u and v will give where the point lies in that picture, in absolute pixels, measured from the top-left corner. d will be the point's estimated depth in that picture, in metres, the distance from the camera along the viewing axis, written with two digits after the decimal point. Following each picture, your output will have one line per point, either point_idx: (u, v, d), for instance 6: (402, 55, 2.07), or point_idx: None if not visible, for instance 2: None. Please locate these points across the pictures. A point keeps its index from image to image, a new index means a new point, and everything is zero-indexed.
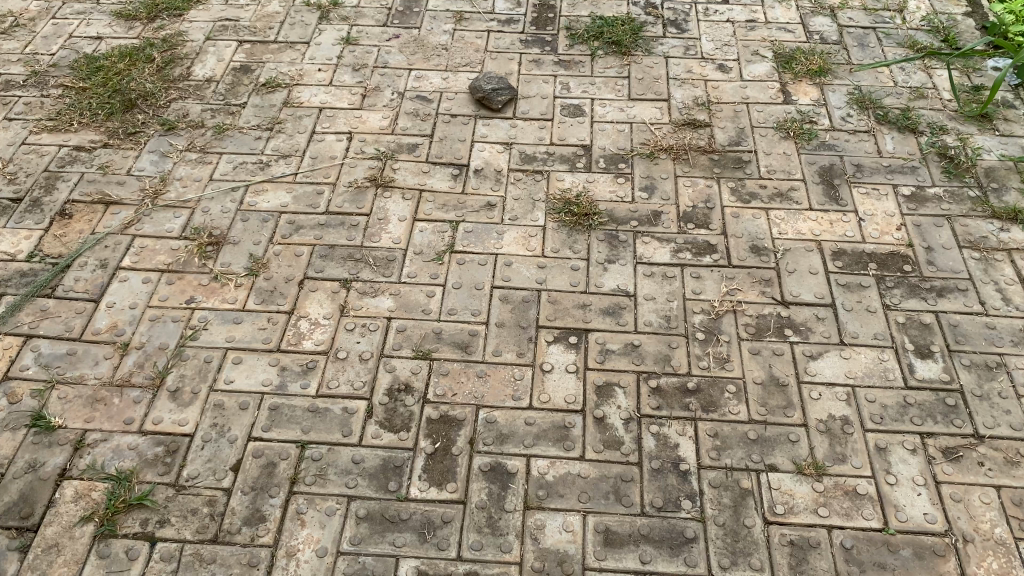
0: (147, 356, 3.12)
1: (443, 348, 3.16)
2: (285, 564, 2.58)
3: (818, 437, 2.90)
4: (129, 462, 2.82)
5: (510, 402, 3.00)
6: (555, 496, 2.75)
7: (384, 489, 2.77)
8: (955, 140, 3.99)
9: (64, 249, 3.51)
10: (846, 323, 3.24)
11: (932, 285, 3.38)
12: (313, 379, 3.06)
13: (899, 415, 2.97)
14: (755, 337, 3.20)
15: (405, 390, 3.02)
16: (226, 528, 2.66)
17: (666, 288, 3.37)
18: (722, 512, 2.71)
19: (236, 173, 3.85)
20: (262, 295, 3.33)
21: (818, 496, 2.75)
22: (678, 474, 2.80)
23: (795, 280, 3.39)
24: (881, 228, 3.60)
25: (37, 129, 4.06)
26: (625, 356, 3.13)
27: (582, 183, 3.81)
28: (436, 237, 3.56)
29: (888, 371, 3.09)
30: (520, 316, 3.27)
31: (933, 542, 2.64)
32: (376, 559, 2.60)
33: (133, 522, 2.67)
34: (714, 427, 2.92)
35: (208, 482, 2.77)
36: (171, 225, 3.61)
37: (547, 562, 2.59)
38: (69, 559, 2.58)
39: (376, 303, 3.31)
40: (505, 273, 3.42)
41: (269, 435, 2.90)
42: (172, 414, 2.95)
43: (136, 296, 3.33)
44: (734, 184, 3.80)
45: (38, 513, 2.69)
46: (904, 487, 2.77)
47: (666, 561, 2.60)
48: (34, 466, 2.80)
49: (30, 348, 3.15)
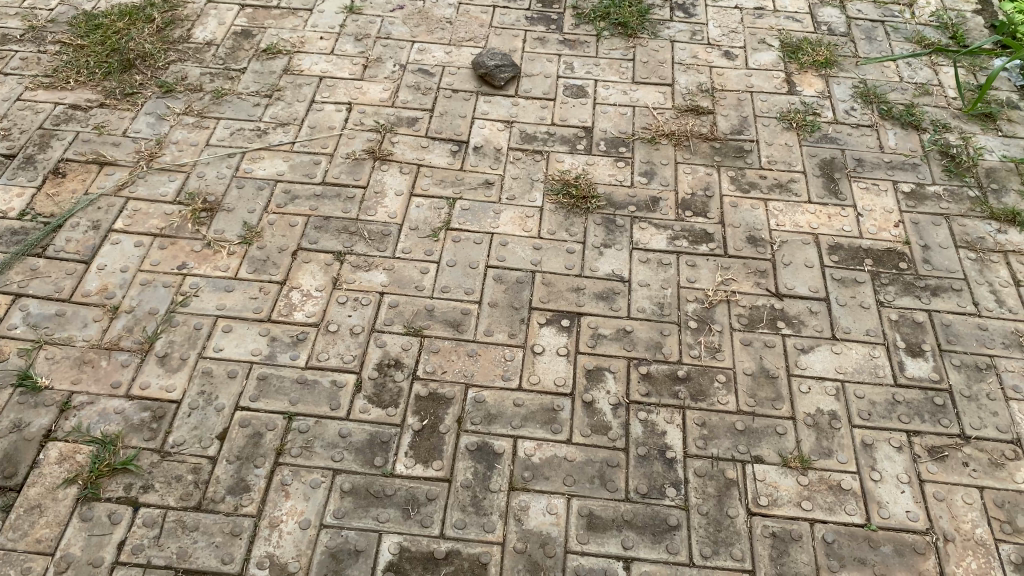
0: (137, 320, 3.10)
1: (434, 325, 3.15)
2: (268, 535, 2.58)
3: (805, 430, 2.91)
4: (115, 426, 2.81)
5: (499, 381, 2.99)
6: (540, 478, 2.75)
7: (370, 464, 2.76)
8: (958, 138, 3.97)
9: (56, 208, 3.47)
10: (839, 318, 3.24)
11: (927, 283, 3.38)
12: (303, 351, 3.04)
13: (886, 412, 2.97)
14: (748, 328, 3.19)
15: (395, 366, 3.02)
16: (210, 497, 2.65)
17: (661, 275, 3.36)
18: (706, 502, 2.71)
19: (233, 139, 3.81)
20: (255, 264, 3.31)
21: (802, 490, 2.76)
22: (664, 461, 2.81)
23: (791, 273, 3.39)
24: (879, 224, 3.59)
25: (32, 85, 4.00)
26: (617, 341, 3.13)
27: (581, 165, 3.79)
28: (432, 213, 3.54)
29: (877, 368, 3.09)
30: (513, 297, 3.26)
31: (914, 540, 2.65)
32: (359, 533, 2.60)
33: (116, 487, 2.66)
34: (702, 416, 2.92)
35: (193, 450, 2.76)
36: (165, 189, 3.58)
37: (530, 544, 2.60)
38: (51, 521, 2.57)
39: (370, 277, 3.29)
40: (500, 253, 3.40)
41: (257, 405, 2.89)
42: (159, 380, 2.93)
43: (127, 259, 3.30)
44: (734, 173, 3.78)
45: (22, 472, 2.68)
46: (888, 484, 2.78)
47: (648, 547, 2.61)
48: (19, 425, 2.79)
49: (19, 307, 3.13)
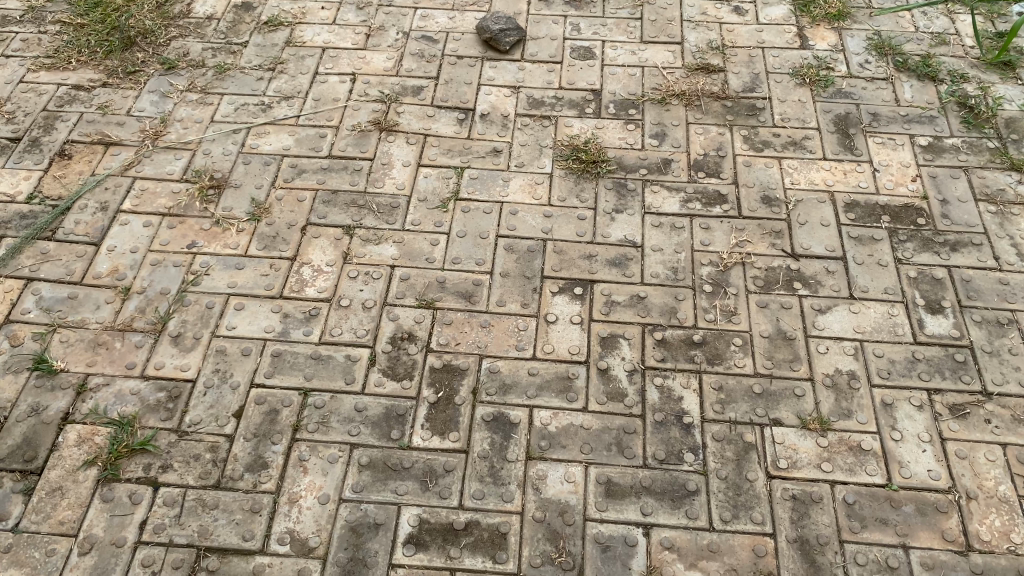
0: (149, 301, 3.10)
1: (447, 297, 3.13)
2: (288, 511, 2.60)
3: (824, 391, 2.87)
4: (132, 407, 2.81)
5: (514, 352, 2.97)
6: (557, 446, 2.74)
7: (387, 437, 2.76)
8: (976, 89, 3.87)
9: (64, 191, 3.46)
10: (857, 277, 3.19)
11: (947, 238, 3.32)
12: (316, 326, 3.03)
13: (906, 370, 2.93)
14: (764, 290, 3.15)
15: (408, 339, 3.00)
16: (229, 474, 2.66)
17: (675, 239, 3.31)
18: (725, 466, 2.70)
19: (237, 114, 3.77)
20: (264, 241, 3.29)
21: (822, 451, 2.73)
22: (681, 427, 2.79)
23: (807, 232, 3.33)
24: (896, 179, 3.52)
25: (34, 67, 3.96)
26: (631, 308, 3.09)
27: (591, 129, 3.73)
28: (440, 183, 3.50)
29: (896, 327, 3.05)
30: (525, 266, 3.23)
31: (937, 499, 2.63)
32: (378, 507, 2.61)
33: (136, 467, 2.67)
34: (719, 380, 2.89)
35: (210, 428, 2.77)
36: (172, 167, 3.55)
37: (548, 513, 2.60)
38: (73, 503, 2.59)
39: (380, 251, 3.27)
40: (510, 222, 3.37)
41: (272, 382, 2.88)
42: (173, 360, 2.93)
43: (136, 239, 3.29)
44: (747, 132, 3.71)
45: (42, 455, 2.70)
46: (909, 444, 2.75)
47: (668, 513, 2.60)
48: (37, 409, 2.80)
49: (32, 291, 3.13)
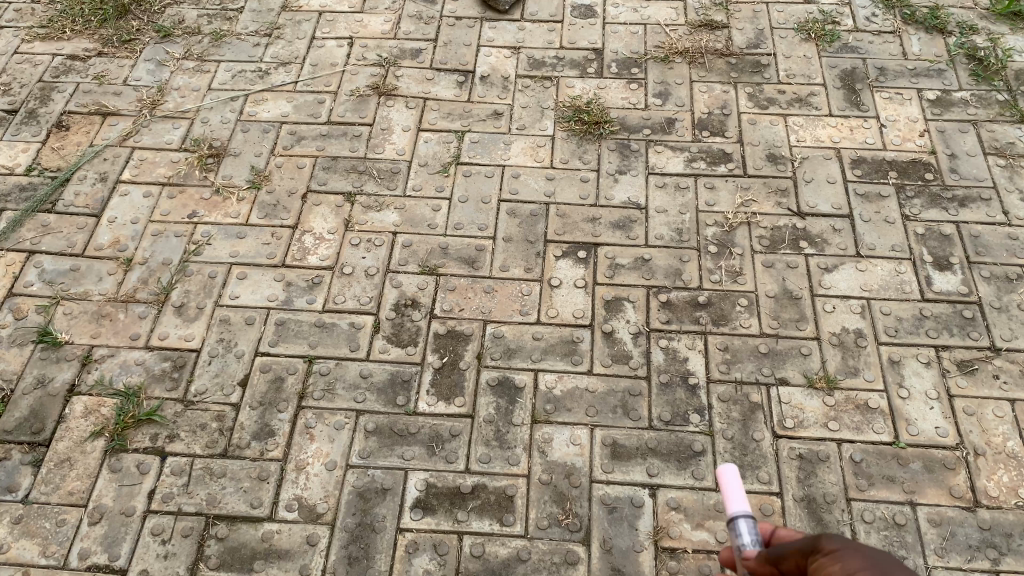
0: (151, 271, 3.09)
1: (450, 263, 3.11)
2: (295, 478, 2.61)
3: (831, 350, 2.86)
4: (137, 378, 2.82)
5: (518, 317, 2.96)
6: (562, 410, 2.74)
7: (392, 403, 2.76)
8: (985, 40, 3.79)
9: (63, 162, 3.43)
10: (863, 234, 3.16)
11: (955, 194, 3.27)
12: (319, 295, 3.02)
13: (914, 328, 2.91)
14: (770, 249, 3.12)
15: (412, 306, 2.99)
16: (236, 443, 2.67)
17: (679, 200, 3.28)
18: (731, 426, 2.69)
19: (235, 82, 3.73)
20: (265, 209, 3.27)
21: (829, 410, 2.72)
22: (687, 388, 2.78)
23: (813, 190, 3.29)
24: (903, 135, 3.47)
25: (29, 37, 3.92)
26: (635, 270, 3.07)
27: (593, 90, 3.67)
28: (440, 148, 3.47)
29: (904, 284, 3.02)
30: (528, 230, 3.20)
31: (944, 456, 2.62)
32: (385, 472, 2.61)
33: (143, 437, 2.68)
34: (725, 340, 2.88)
35: (216, 397, 2.77)
36: (170, 137, 3.52)
37: (555, 475, 2.60)
38: (82, 473, 2.61)
39: (381, 217, 3.24)
40: (513, 185, 3.33)
41: (277, 350, 2.88)
42: (177, 330, 2.93)
43: (137, 210, 3.27)
44: (752, 89, 3.65)
45: (49, 427, 2.71)
46: (916, 401, 2.74)
47: (674, 474, 2.60)
48: (43, 381, 2.81)
49: (34, 264, 3.12)
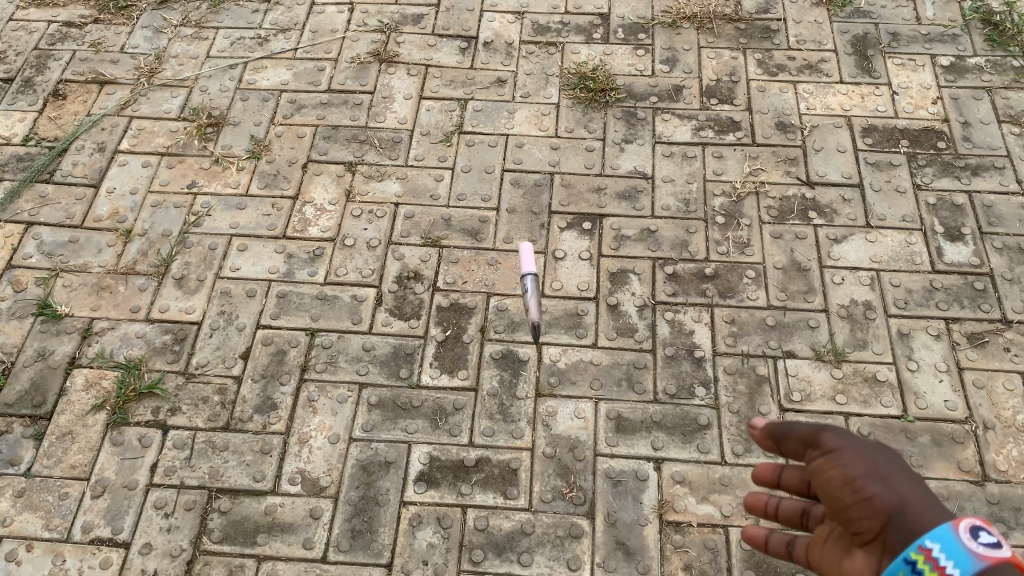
0: (151, 243, 3.05)
1: (453, 234, 3.06)
2: (298, 451, 2.59)
3: (839, 322, 2.82)
4: (138, 350, 2.79)
5: (522, 289, 2.92)
6: (566, 383, 2.71)
7: (395, 376, 2.73)
8: (1001, 4, 3.70)
9: (60, 132, 3.39)
10: (874, 205, 3.10)
11: (968, 162, 3.21)
12: (321, 267, 2.98)
13: (924, 300, 2.87)
14: (778, 220, 3.07)
15: (415, 278, 2.95)
16: (238, 416, 2.65)
17: (686, 169, 3.22)
18: (737, 399, 2.66)
19: (234, 49, 3.66)
20: (265, 180, 3.22)
21: (837, 383, 2.69)
22: (693, 361, 2.75)
23: (823, 159, 3.23)
24: (916, 102, 3.40)
25: (23, 3, 3.84)
26: (641, 242, 3.02)
27: (598, 56, 3.60)
28: (443, 116, 3.40)
29: (914, 256, 2.97)
30: (532, 201, 3.15)
31: (953, 430, 2.60)
32: (388, 445, 2.60)
33: (144, 410, 2.67)
34: (731, 313, 2.84)
35: (217, 370, 2.75)
36: (169, 106, 3.47)
37: (559, 449, 2.58)
38: (84, 447, 2.60)
39: (383, 187, 3.19)
40: (517, 155, 3.28)
41: (278, 323, 2.85)
42: (178, 302, 2.90)
43: (136, 180, 3.23)
44: (761, 56, 3.57)
45: (51, 401, 2.69)
46: (925, 374, 2.71)
47: (679, 448, 2.58)
48: (44, 354, 2.79)
49: (33, 235, 3.08)
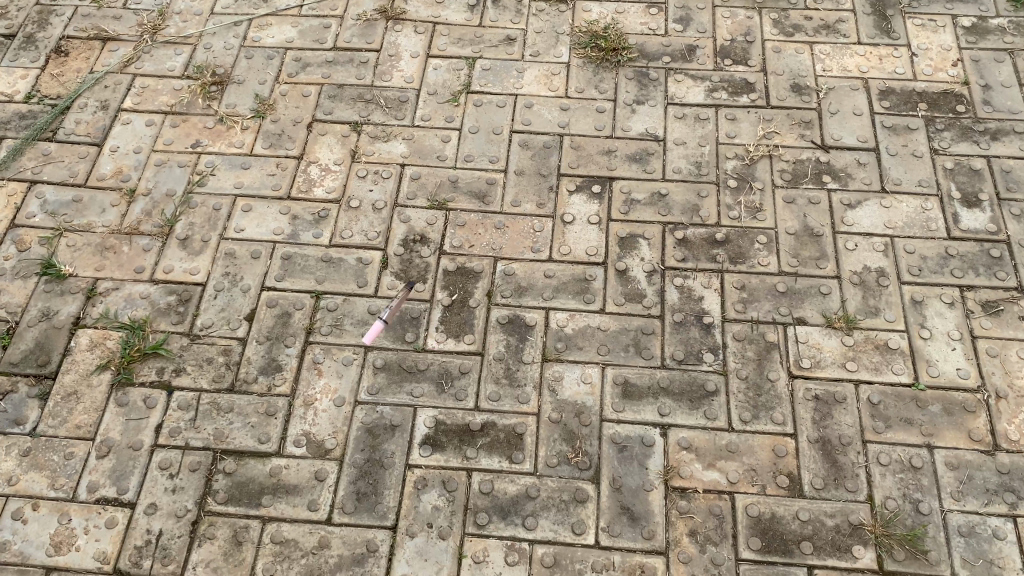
0: (155, 203, 3.02)
1: (459, 197, 3.02)
2: (303, 414, 2.58)
3: (851, 289, 2.77)
4: (142, 311, 2.78)
5: (529, 254, 2.88)
6: (573, 348, 2.68)
7: (401, 339, 2.71)
8: None
9: (63, 90, 3.34)
10: (889, 169, 3.04)
11: (987, 127, 3.14)
12: (326, 229, 2.95)
13: (938, 267, 2.82)
14: (792, 184, 3.01)
15: (421, 241, 2.91)
16: (243, 378, 2.64)
17: (698, 132, 3.15)
18: (746, 366, 2.63)
19: (238, 6, 3.59)
20: (270, 139, 3.17)
21: (847, 351, 2.65)
22: (701, 327, 2.71)
23: (838, 122, 3.16)
24: (935, 64, 3.31)
25: None
26: (651, 206, 2.97)
27: (610, 15, 3.51)
28: (450, 75, 3.34)
29: (930, 222, 2.91)
30: (541, 163, 3.10)
31: (965, 399, 2.56)
32: (393, 409, 2.58)
33: (149, 371, 2.66)
34: (742, 279, 2.80)
35: (222, 332, 2.73)
36: (172, 63, 3.41)
37: (565, 414, 2.56)
38: (88, 407, 2.59)
39: (389, 148, 3.14)
40: (525, 116, 3.22)
41: (283, 285, 2.83)
42: (182, 263, 2.88)
43: (139, 139, 3.19)
44: (777, 15, 3.48)
45: (55, 361, 2.68)
46: (938, 342, 2.67)
47: (686, 414, 2.56)
48: (48, 314, 2.77)
49: (36, 194, 3.05)
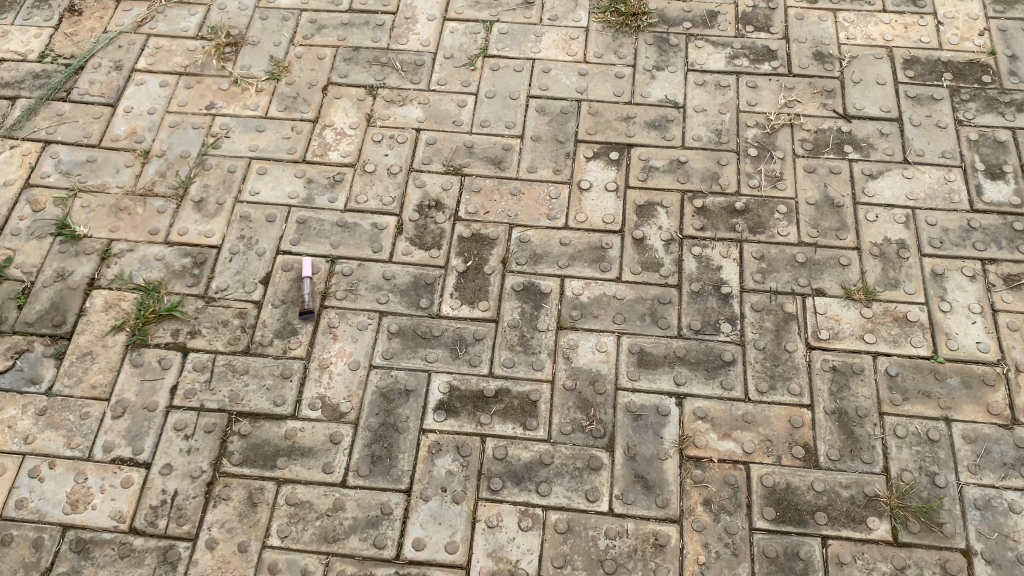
0: (170, 165, 3.00)
1: (475, 163, 2.99)
2: (318, 377, 2.57)
3: (871, 261, 2.74)
4: (157, 273, 2.77)
5: (545, 221, 2.86)
6: (589, 316, 2.67)
7: (416, 305, 2.70)
8: None
9: (76, 49, 3.31)
10: (912, 140, 2.99)
11: (1013, 98, 3.08)
12: (341, 193, 2.92)
13: (960, 239, 2.78)
14: (813, 154, 2.97)
15: (436, 207, 2.89)
16: (258, 341, 2.64)
17: (718, 99, 3.11)
18: (764, 336, 2.61)
19: None
20: (285, 102, 3.14)
21: (866, 322, 2.63)
22: (719, 297, 2.69)
23: (861, 91, 3.11)
24: (962, 33, 3.25)
25: None
26: (669, 174, 2.94)
27: None
28: (467, 39, 3.29)
29: (952, 194, 2.87)
30: (558, 129, 3.06)
31: (984, 372, 2.54)
32: (408, 374, 2.58)
33: (164, 333, 2.65)
34: (760, 249, 2.77)
35: (237, 295, 2.73)
36: (186, 24, 3.37)
37: (579, 382, 2.55)
38: (104, 368, 2.59)
39: (405, 113, 3.11)
40: (543, 81, 3.17)
41: (298, 249, 2.81)
42: (197, 225, 2.86)
43: (153, 100, 3.16)
44: None
45: (70, 321, 2.68)
46: (958, 315, 2.64)
47: (702, 383, 2.54)
48: (63, 275, 2.77)
49: (50, 155, 3.04)
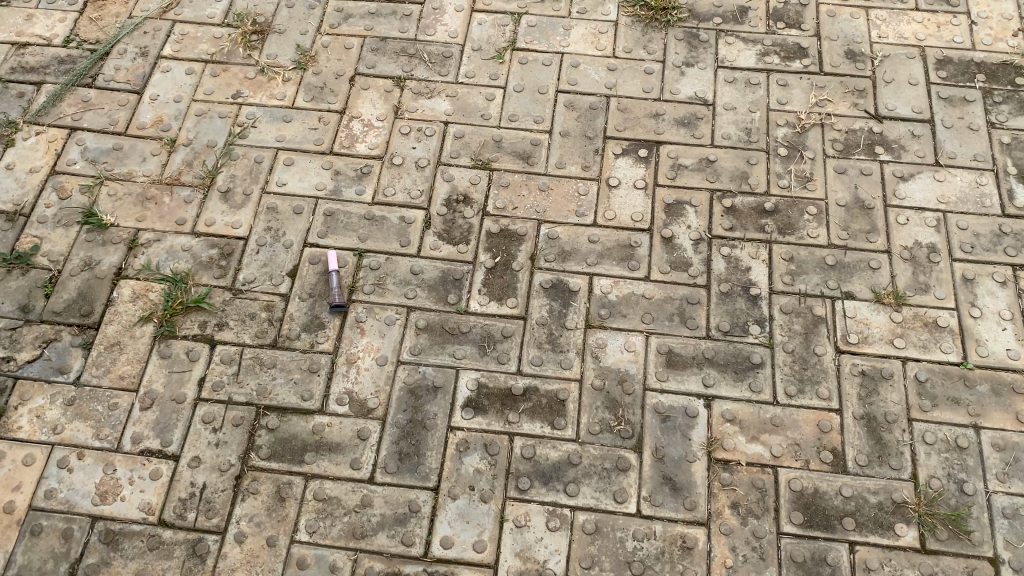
0: (196, 154, 2.99)
1: (503, 157, 2.97)
2: (346, 372, 2.57)
3: (901, 265, 2.72)
4: (184, 263, 2.76)
5: (573, 218, 2.84)
6: (617, 316, 2.66)
7: (443, 301, 2.69)
8: None
9: (102, 35, 3.28)
10: (944, 142, 2.96)
11: None
12: (369, 186, 2.91)
13: (991, 245, 2.76)
14: (843, 154, 2.95)
15: (464, 201, 2.87)
16: (285, 334, 2.63)
17: (749, 97, 3.08)
18: (792, 339, 2.60)
19: None
20: (311, 92, 3.12)
21: (895, 327, 2.62)
22: (748, 298, 2.68)
23: (893, 91, 3.08)
24: (995, 33, 3.21)
25: None
26: (699, 172, 2.92)
27: None
28: (495, 31, 3.27)
29: (984, 198, 2.85)
30: (587, 125, 3.04)
31: (1013, 380, 2.53)
32: (435, 370, 2.57)
33: (192, 325, 2.65)
34: (790, 250, 2.75)
35: (265, 287, 2.72)
36: (212, 10, 3.34)
37: (607, 381, 2.55)
38: (132, 358, 2.59)
39: (432, 105, 3.09)
40: (571, 75, 3.15)
41: (325, 242, 2.80)
42: (224, 216, 2.85)
43: (180, 88, 3.14)
44: None
45: (98, 311, 2.68)
46: (988, 322, 2.63)
47: (730, 385, 2.54)
48: (90, 264, 2.76)
49: (77, 142, 3.02)
